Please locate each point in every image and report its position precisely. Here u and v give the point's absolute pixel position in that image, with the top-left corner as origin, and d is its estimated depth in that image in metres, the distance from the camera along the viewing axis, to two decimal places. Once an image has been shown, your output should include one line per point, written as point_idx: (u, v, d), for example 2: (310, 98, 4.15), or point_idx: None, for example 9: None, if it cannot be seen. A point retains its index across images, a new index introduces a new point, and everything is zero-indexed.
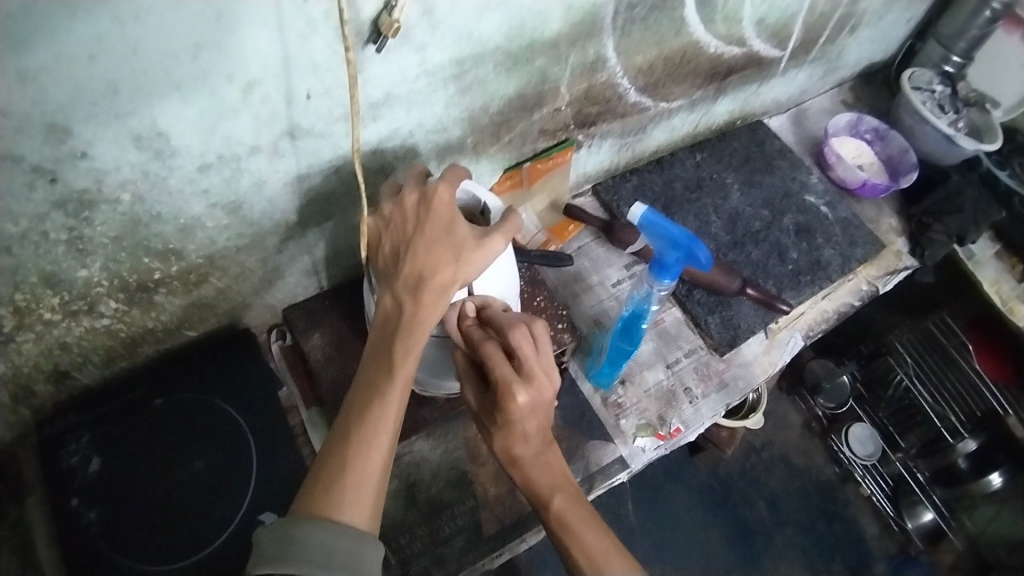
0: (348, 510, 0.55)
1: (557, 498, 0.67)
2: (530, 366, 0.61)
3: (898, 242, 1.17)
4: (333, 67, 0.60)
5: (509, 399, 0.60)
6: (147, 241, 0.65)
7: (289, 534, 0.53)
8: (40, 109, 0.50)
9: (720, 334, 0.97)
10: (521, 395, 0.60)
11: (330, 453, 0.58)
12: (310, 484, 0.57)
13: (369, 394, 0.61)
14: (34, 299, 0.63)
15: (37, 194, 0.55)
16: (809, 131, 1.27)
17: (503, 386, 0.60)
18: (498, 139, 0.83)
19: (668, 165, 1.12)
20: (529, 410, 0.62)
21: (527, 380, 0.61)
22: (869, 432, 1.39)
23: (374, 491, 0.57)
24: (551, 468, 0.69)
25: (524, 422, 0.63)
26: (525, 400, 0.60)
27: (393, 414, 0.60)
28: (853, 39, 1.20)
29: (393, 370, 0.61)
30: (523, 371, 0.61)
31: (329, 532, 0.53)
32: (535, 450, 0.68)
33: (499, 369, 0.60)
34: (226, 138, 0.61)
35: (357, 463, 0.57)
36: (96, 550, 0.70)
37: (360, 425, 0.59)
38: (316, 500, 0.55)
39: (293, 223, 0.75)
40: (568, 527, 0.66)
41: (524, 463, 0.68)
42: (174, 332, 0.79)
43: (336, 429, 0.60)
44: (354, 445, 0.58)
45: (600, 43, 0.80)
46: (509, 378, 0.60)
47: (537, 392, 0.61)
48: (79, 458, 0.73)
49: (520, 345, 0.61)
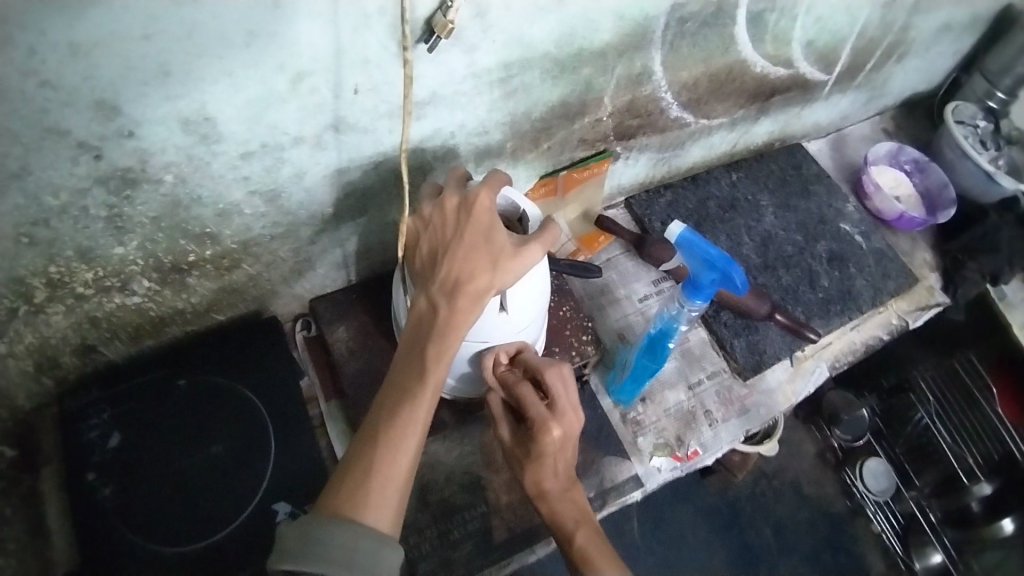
0: (372, 512, 0.55)
1: (580, 532, 0.69)
2: (562, 403, 0.67)
3: (931, 278, 1.15)
4: (384, 64, 0.60)
5: (543, 433, 0.66)
6: (185, 224, 0.66)
7: (311, 532, 0.53)
8: (91, 85, 0.50)
9: (745, 358, 0.96)
10: (555, 429, 0.66)
11: (356, 455, 0.58)
12: (335, 484, 0.56)
13: (399, 396, 0.61)
14: (69, 272, 0.64)
15: (81, 169, 0.55)
16: (848, 158, 1.26)
17: (538, 422, 0.66)
18: (538, 146, 0.83)
19: (703, 183, 1.11)
20: (559, 444, 0.67)
21: (559, 416, 0.67)
22: (885, 467, 1.36)
23: (399, 494, 0.57)
24: (574, 505, 0.72)
25: (554, 457, 0.69)
26: (558, 433, 0.66)
27: (421, 418, 0.59)
28: (899, 68, 1.18)
29: (424, 374, 0.61)
30: (556, 409, 0.67)
31: (352, 533, 0.53)
32: (560, 485, 0.72)
33: (534, 408, 0.66)
34: (273, 127, 0.61)
35: (383, 465, 0.57)
36: (109, 526, 0.70)
37: (388, 427, 0.59)
38: (340, 500, 0.55)
39: (329, 215, 0.75)
40: (588, 560, 0.67)
41: (551, 499, 0.71)
42: (202, 315, 0.79)
43: (365, 430, 0.60)
44: (381, 447, 0.57)
45: (648, 56, 0.79)
46: (543, 414, 0.66)
47: (568, 427, 0.67)
48: (99, 433, 0.74)
49: (553, 384, 0.67)
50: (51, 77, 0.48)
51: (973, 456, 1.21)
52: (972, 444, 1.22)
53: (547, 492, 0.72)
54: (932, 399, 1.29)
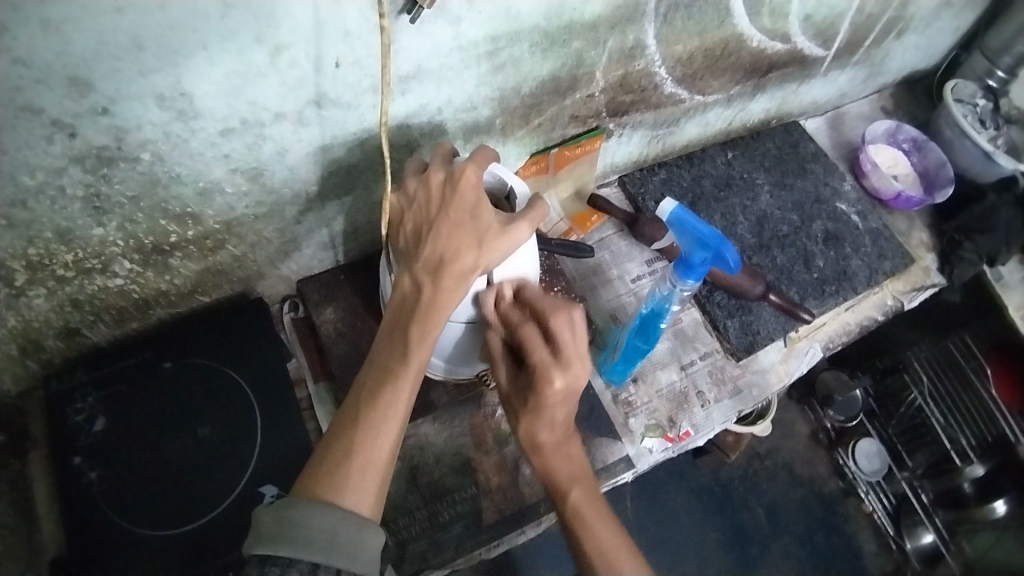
0: (353, 495, 0.54)
1: (575, 490, 0.67)
2: (569, 351, 0.62)
3: (927, 258, 1.14)
4: (366, 36, 0.58)
5: (545, 380, 0.61)
6: (166, 203, 0.64)
7: (288, 515, 0.51)
8: (62, 60, 0.48)
9: (738, 339, 0.95)
10: (557, 377, 0.61)
11: (337, 437, 0.57)
12: (315, 465, 0.56)
13: (381, 377, 0.60)
14: (48, 254, 0.62)
15: (55, 148, 0.54)
16: (845, 137, 1.24)
17: (540, 368, 0.62)
18: (528, 123, 0.81)
19: (698, 161, 1.09)
20: (563, 395, 0.63)
21: (563, 364, 0.62)
22: (877, 448, 1.37)
23: (380, 477, 0.56)
24: (572, 458, 0.69)
25: (554, 409, 0.64)
26: (561, 383, 0.62)
27: (403, 401, 0.59)
28: (899, 44, 1.16)
29: (408, 353, 0.60)
30: (560, 357, 0.62)
31: (333, 516, 0.52)
32: (559, 438, 0.68)
33: (538, 353, 0.62)
34: (252, 103, 0.59)
35: (364, 448, 0.56)
36: (95, 509, 0.70)
37: (369, 410, 0.58)
38: (320, 483, 0.54)
39: (313, 194, 0.73)
40: (583, 521, 0.66)
41: (546, 452, 0.68)
42: (187, 297, 0.78)
43: (345, 411, 0.59)
44: (362, 429, 0.57)
45: (641, 29, 0.77)
46: (547, 361, 0.62)
47: (574, 378, 0.62)
48: (84, 416, 0.73)
49: (559, 329, 0.62)
50: (22, 54, 0.46)
51: (965, 437, 1.22)
52: (964, 424, 1.23)
53: (543, 445, 0.68)
54: (925, 379, 1.29)
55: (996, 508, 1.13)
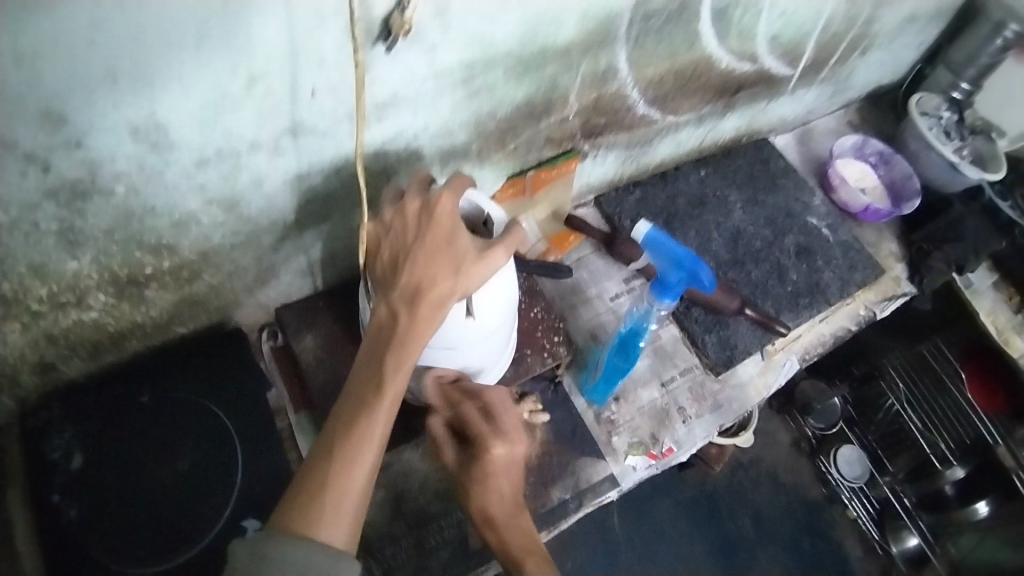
0: (327, 525, 0.54)
1: (530, 560, 0.70)
2: (505, 423, 0.69)
3: (898, 268, 1.17)
4: (341, 65, 0.59)
5: (487, 451, 0.68)
6: (141, 235, 0.64)
7: (263, 548, 0.51)
8: (36, 95, 0.48)
9: (717, 353, 0.96)
10: (499, 446, 0.68)
11: (312, 467, 0.57)
12: (291, 495, 0.55)
13: (358, 406, 0.60)
14: (21, 289, 0.62)
15: (29, 182, 0.54)
16: (813, 152, 1.27)
17: (481, 440, 0.68)
18: (504, 146, 0.82)
19: (672, 179, 1.11)
20: (503, 463, 0.70)
21: (504, 433, 0.69)
22: (858, 454, 1.39)
23: (355, 507, 0.56)
24: (522, 532, 0.72)
25: (501, 479, 0.70)
26: (502, 451, 0.68)
27: (380, 430, 0.58)
28: (862, 61, 1.19)
29: (383, 382, 0.60)
30: (499, 428, 0.69)
31: (307, 548, 0.52)
32: (507, 511, 0.73)
33: (479, 425, 0.69)
34: (227, 133, 0.59)
35: (339, 478, 0.56)
36: (71, 546, 0.68)
37: (345, 439, 0.58)
38: (295, 514, 0.54)
39: (291, 222, 0.73)
40: None
41: (497, 525, 0.72)
42: (164, 328, 0.77)
43: (322, 441, 0.59)
44: (338, 459, 0.57)
45: (612, 53, 0.79)
46: (486, 432, 0.69)
47: (513, 447, 0.69)
48: (61, 452, 0.72)
49: (495, 404, 0.70)
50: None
51: (945, 442, 1.25)
52: (944, 429, 1.25)
53: (494, 520, 0.72)
54: (901, 386, 1.32)
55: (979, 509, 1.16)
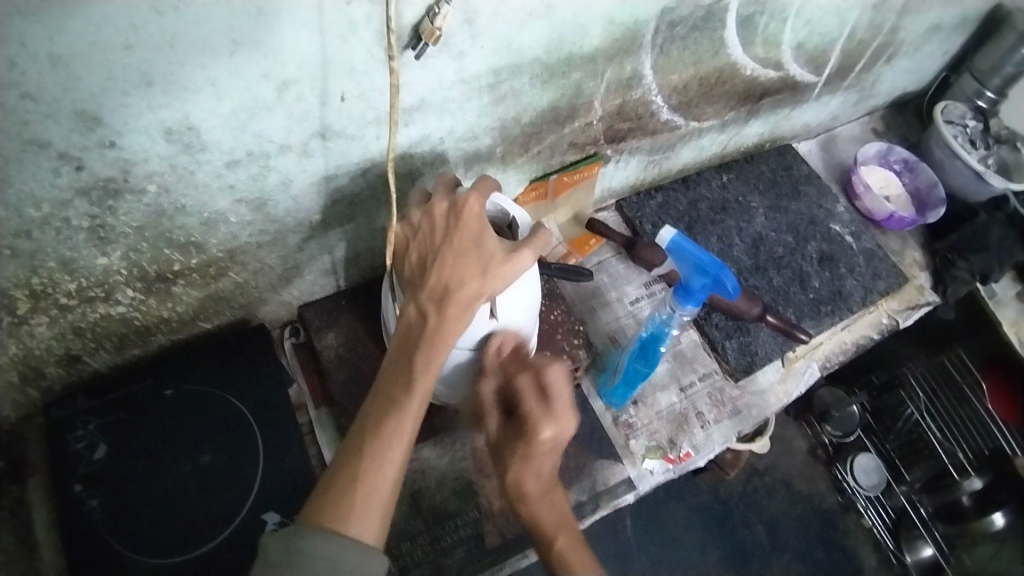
0: (356, 523, 0.54)
1: (562, 537, 0.66)
2: (558, 404, 0.63)
3: (921, 277, 1.16)
4: (371, 71, 0.59)
5: (534, 431, 0.63)
6: (170, 233, 0.65)
7: (296, 544, 0.52)
8: (71, 97, 0.49)
9: (737, 359, 0.96)
10: (546, 429, 0.62)
11: (342, 465, 0.57)
12: (321, 492, 0.56)
13: (386, 406, 0.60)
14: (51, 283, 0.63)
15: (63, 180, 0.54)
16: (837, 158, 1.26)
17: (531, 417, 0.63)
18: (528, 150, 0.82)
19: (694, 184, 1.11)
20: (550, 446, 0.64)
21: (554, 416, 0.63)
22: (876, 464, 1.38)
23: (384, 505, 0.56)
24: (556, 512, 0.68)
25: (543, 460, 0.65)
26: (550, 435, 0.63)
27: (408, 429, 0.59)
28: (889, 68, 1.18)
29: (412, 382, 0.61)
30: (550, 409, 0.63)
31: (336, 544, 0.52)
32: (543, 490, 0.68)
33: (530, 402, 0.64)
34: (257, 135, 0.60)
35: (368, 476, 0.56)
36: (94, 536, 0.69)
37: (373, 439, 0.58)
38: (325, 511, 0.55)
39: (316, 221, 0.74)
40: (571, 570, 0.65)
41: (531, 501, 0.68)
42: (189, 323, 0.78)
43: (351, 439, 0.59)
44: (367, 457, 0.57)
45: (638, 60, 0.79)
46: (537, 410, 0.63)
47: (561, 429, 0.63)
48: (85, 444, 0.73)
49: (554, 383, 0.64)
50: (30, 89, 0.47)
51: (963, 452, 1.23)
52: (963, 439, 1.24)
53: (529, 497, 0.67)
54: (921, 395, 1.31)
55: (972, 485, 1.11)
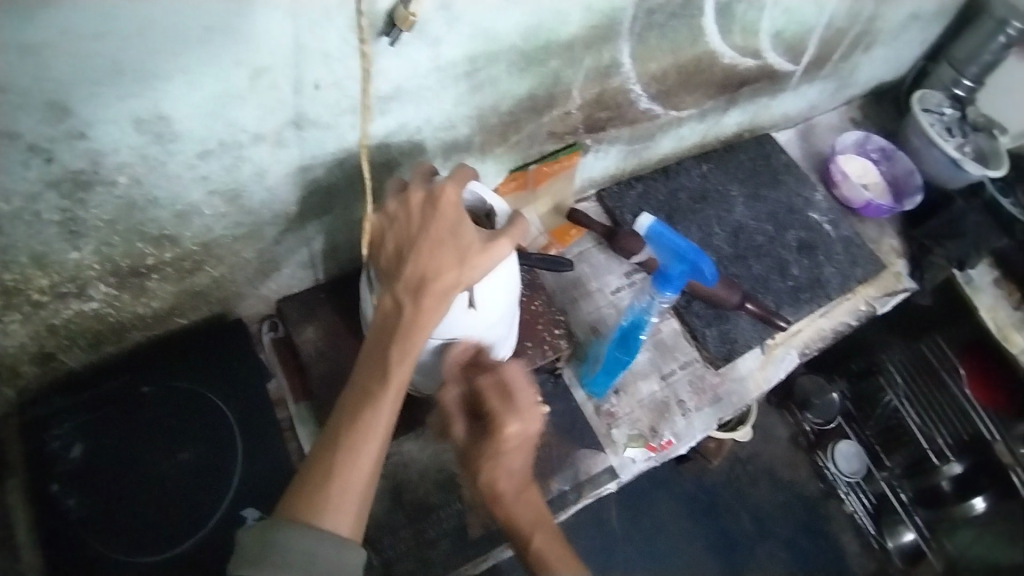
0: (332, 516, 0.54)
1: (537, 536, 0.68)
2: (522, 399, 0.66)
3: (898, 264, 1.17)
4: (345, 58, 0.59)
5: (500, 426, 0.65)
6: (143, 226, 0.64)
7: (271, 536, 0.52)
8: (40, 86, 0.48)
9: (716, 347, 0.97)
10: (512, 423, 0.65)
11: (317, 457, 0.57)
12: (298, 485, 0.56)
13: (362, 398, 0.60)
14: (23, 279, 0.62)
15: (32, 172, 0.53)
16: (816, 148, 1.27)
17: (495, 415, 0.65)
18: (506, 140, 0.82)
19: (674, 174, 1.11)
20: (517, 441, 0.66)
21: (518, 411, 0.65)
22: (856, 450, 1.40)
23: (360, 497, 0.56)
24: (531, 509, 0.70)
25: (512, 453, 0.67)
26: (516, 428, 0.65)
27: (383, 421, 0.59)
28: (866, 57, 1.19)
29: (388, 373, 0.61)
30: (514, 404, 0.65)
31: (312, 536, 0.52)
32: (516, 486, 0.70)
33: (494, 403, 0.65)
34: (230, 125, 0.59)
35: (343, 468, 0.56)
36: (72, 536, 0.69)
37: (349, 431, 0.58)
38: (301, 503, 0.54)
39: (293, 213, 0.73)
40: (547, 566, 0.66)
41: (505, 500, 0.70)
42: (166, 319, 0.77)
43: (327, 432, 0.59)
44: (342, 449, 0.57)
45: (616, 48, 0.79)
46: (501, 407, 0.65)
47: (527, 423, 0.65)
48: (61, 443, 0.72)
49: (513, 380, 0.66)
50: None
51: (943, 438, 1.20)
52: (941, 425, 1.21)
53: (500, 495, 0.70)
54: (900, 381, 1.30)
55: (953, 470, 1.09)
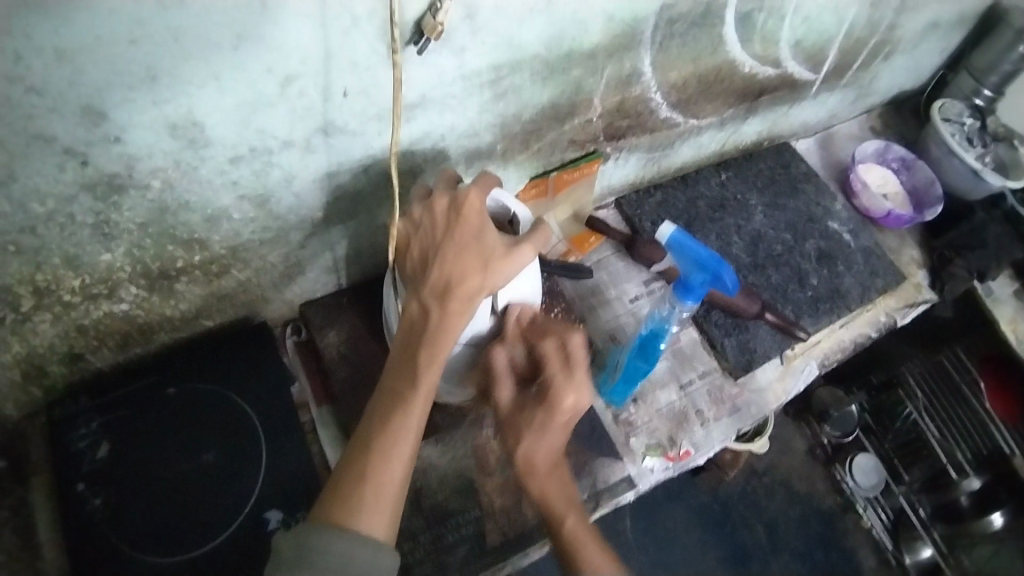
0: (367, 517, 0.55)
1: (571, 515, 0.68)
2: (580, 371, 0.67)
3: (919, 274, 1.16)
4: (373, 66, 0.60)
5: (558, 396, 0.66)
6: (173, 229, 0.65)
7: (306, 540, 0.53)
8: (77, 91, 0.49)
9: (736, 357, 0.96)
10: (570, 395, 0.66)
11: (349, 461, 0.58)
12: (331, 488, 0.56)
13: (391, 402, 0.60)
14: (55, 280, 0.63)
15: (67, 176, 0.55)
16: (835, 157, 1.26)
17: (554, 382, 0.67)
18: (528, 148, 0.83)
19: (693, 182, 1.11)
20: (567, 415, 0.67)
21: (576, 383, 0.67)
22: (874, 464, 1.39)
23: (394, 499, 0.56)
24: (566, 490, 0.70)
25: (560, 426, 0.68)
26: (572, 401, 0.67)
27: (414, 423, 0.59)
28: (886, 67, 1.19)
29: (417, 377, 0.61)
30: (572, 375, 0.67)
31: (347, 540, 0.53)
32: (552, 465, 0.70)
33: (554, 370, 0.67)
34: (260, 131, 0.60)
35: (376, 472, 0.56)
36: (99, 535, 0.70)
37: (380, 434, 0.58)
38: (335, 506, 0.55)
39: (319, 218, 0.74)
40: (578, 543, 0.67)
41: (538, 475, 0.69)
42: (192, 321, 0.78)
43: (358, 436, 0.60)
44: (374, 453, 0.57)
45: (637, 57, 0.80)
46: (561, 376, 0.67)
47: (581, 396, 0.67)
48: (88, 442, 0.73)
49: (575, 348, 0.68)
50: (36, 83, 0.47)
51: (962, 453, 1.21)
52: (961, 440, 1.22)
53: (535, 470, 0.69)
54: (920, 395, 1.30)
55: (995, 520, 1.07)
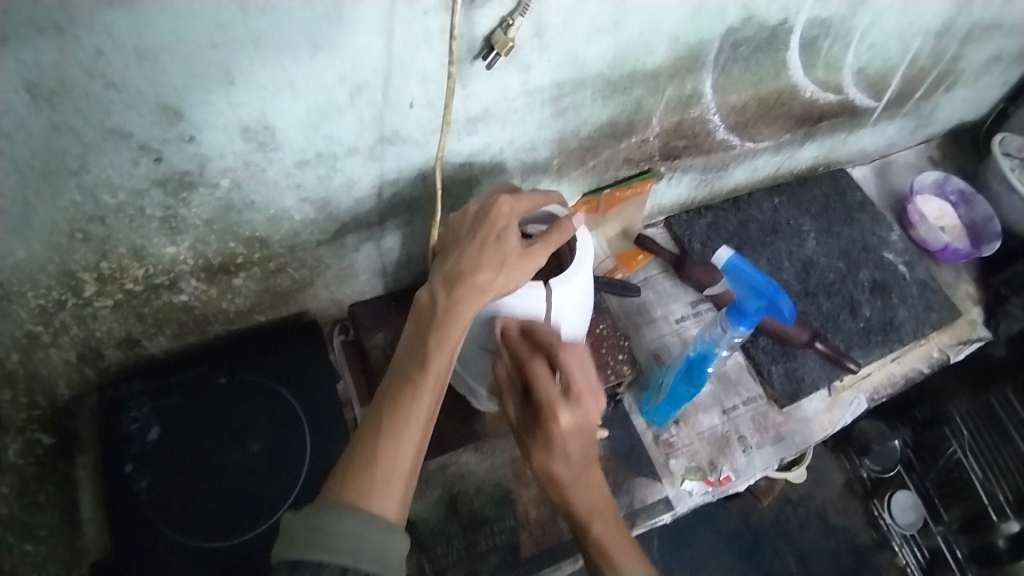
0: (377, 500, 0.54)
1: (597, 523, 0.68)
2: (579, 388, 0.65)
3: (974, 311, 1.13)
4: (439, 79, 0.61)
5: (552, 417, 0.64)
6: (237, 227, 0.67)
7: (318, 520, 0.51)
8: (157, 90, 0.51)
9: (782, 385, 0.94)
10: (564, 415, 0.64)
11: (361, 442, 0.58)
12: (341, 471, 0.56)
13: (401, 386, 0.60)
14: (120, 268, 0.65)
15: (140, 171, 0.57)
16: (891, 186, 1.23)
17: (548, 403, 0.64)
18: (583, 164, 0.83)
19: (744, 205, 1.10)
20: (571, 433, 0.65)
21: (571, 401, 0.64)
22: (914, 501, 1.34)
23: (404, 481, 0.56)
24: (590, 495, 0.69)
25: (565, 445, 0.66)
26: (567, 420, 0.64)
27: (422, 408, 0.59)
28: (948, 97, 1.16)
29: (426, 361, 0.60)
30: (570, 395, 0.65)
31: (358, 521, 0.52)
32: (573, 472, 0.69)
33: (546, 389, 0.64)
34: (328, 138, 0.62)
35: (388, 456, 0.56)
36: (141, 517, 0.71)
37: (392, 417, 0.58)
38: (345, 488, 0.54)
39: (373, 221, 0.75)
40: (604, 551, 0.67)
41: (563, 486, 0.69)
42: (244, 315, 0.80)
43: (369, 419, 0.59)
44: (384, 436, 0.57)
45: (699, 79, 0.79)
46: (556, 399, 0.64)
47: (581, 413, 0.65)
48: (138, 425, 0.75)
49: (571, 366, 0.64)
50: (116, 80, 0.49)
51: (1003, 492, 1.22)
52: (1002, 479, 1.23)
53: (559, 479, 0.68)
54: (965, 432, 1.30)
55: None
